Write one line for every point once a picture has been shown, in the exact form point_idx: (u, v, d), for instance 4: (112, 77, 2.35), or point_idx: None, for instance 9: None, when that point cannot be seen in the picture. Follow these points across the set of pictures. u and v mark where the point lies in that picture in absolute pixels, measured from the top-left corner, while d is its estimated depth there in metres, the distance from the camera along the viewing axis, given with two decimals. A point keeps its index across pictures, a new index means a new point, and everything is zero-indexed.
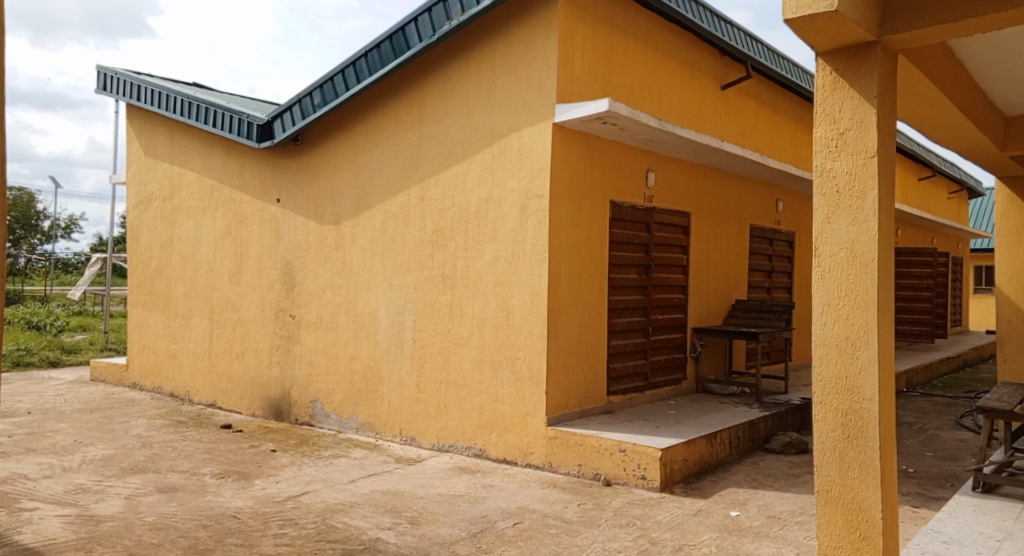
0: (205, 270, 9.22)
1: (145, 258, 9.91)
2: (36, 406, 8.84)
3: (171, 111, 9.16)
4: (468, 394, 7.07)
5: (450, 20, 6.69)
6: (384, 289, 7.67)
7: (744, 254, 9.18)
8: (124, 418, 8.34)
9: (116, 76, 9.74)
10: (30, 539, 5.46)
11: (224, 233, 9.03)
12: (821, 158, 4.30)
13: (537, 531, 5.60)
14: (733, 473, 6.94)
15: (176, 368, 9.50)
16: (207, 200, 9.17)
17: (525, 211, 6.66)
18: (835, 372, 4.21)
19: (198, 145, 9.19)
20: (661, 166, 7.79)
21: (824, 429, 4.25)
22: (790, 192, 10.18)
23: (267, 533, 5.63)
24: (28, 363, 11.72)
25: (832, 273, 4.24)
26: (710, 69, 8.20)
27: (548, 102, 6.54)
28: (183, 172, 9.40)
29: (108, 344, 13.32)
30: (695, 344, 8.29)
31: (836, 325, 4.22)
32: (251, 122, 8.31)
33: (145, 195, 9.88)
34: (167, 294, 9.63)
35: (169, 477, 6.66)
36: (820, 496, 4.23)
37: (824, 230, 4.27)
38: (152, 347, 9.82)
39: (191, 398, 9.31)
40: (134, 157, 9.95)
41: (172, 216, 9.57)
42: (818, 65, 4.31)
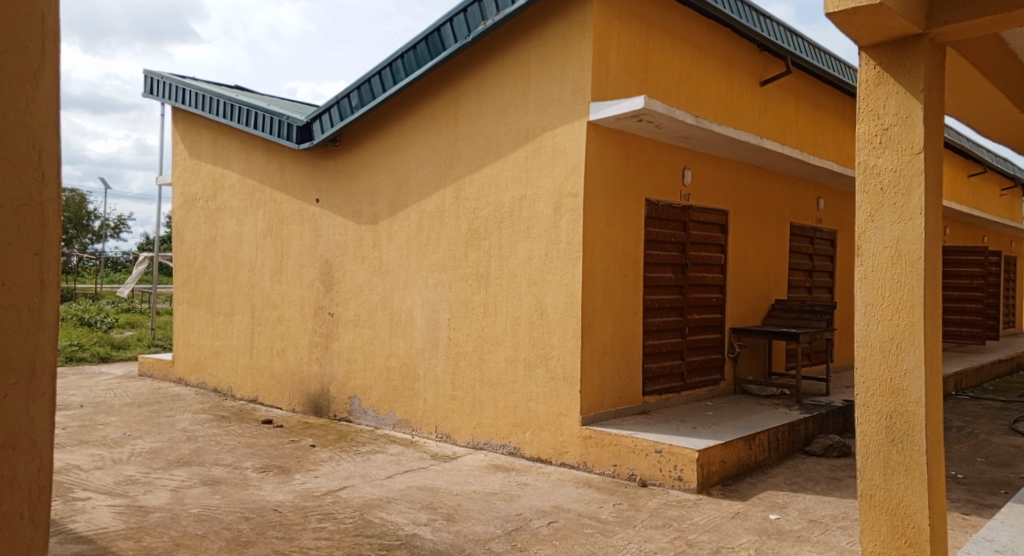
0: (248, 269, 9.44)
1: (190, 258, 10.18)
2: (88, 400, 9.16)
3: (214, 114, 9.40)
4: (502, 392, 7.12)
5: (485, 20, 6.75)
6: (420, 288, 7.77)
7: (783, 253, 9.06)
8: (170, 412, 8.59)
9: (162, 80, 10.05)
10: (83, 528, 5.67)
11: (266, 233, 9.23)
12: (863, 154, 4.19)
13: (572, 530, 5.61)
14: (772, 475, 6.85)
15: (220, 364, 9.74)
16: (249, 200, 9.38)
17: (560, 210, 6.68)
18: (879, 373, 4.07)
19: (240, 147, 9.41)
20: (698, 164, 7.72)
21: (868, 432, 4.12)
22: (831, 190, 10.00)
23: (307, 526, 5.76)
24: (80, 359, 12.14)
25: (876, 273, 4.11)
26: (749, 66, 8.11)
27: (582, 102, 6.55)
28: (226, 173, 9.64)
29: (155, 341, 13.72)
30: (733, 344, 8.20)
31: (880, 325, 4.09)
32: (291, 124, 8.51)
33: (190, 195, 10.16)
34: (212, 292, 9.88)
35: (213, 470, 6.85)
36: (864, 501, 4.10)
37: (867, 229, 4.15)
38: (197, 344, 10.08)
39: (234, 393, 9.55)
40: (179, 159, 10.23)
41: (215, 217, 9.82)
42: (860, 60, 4.21)
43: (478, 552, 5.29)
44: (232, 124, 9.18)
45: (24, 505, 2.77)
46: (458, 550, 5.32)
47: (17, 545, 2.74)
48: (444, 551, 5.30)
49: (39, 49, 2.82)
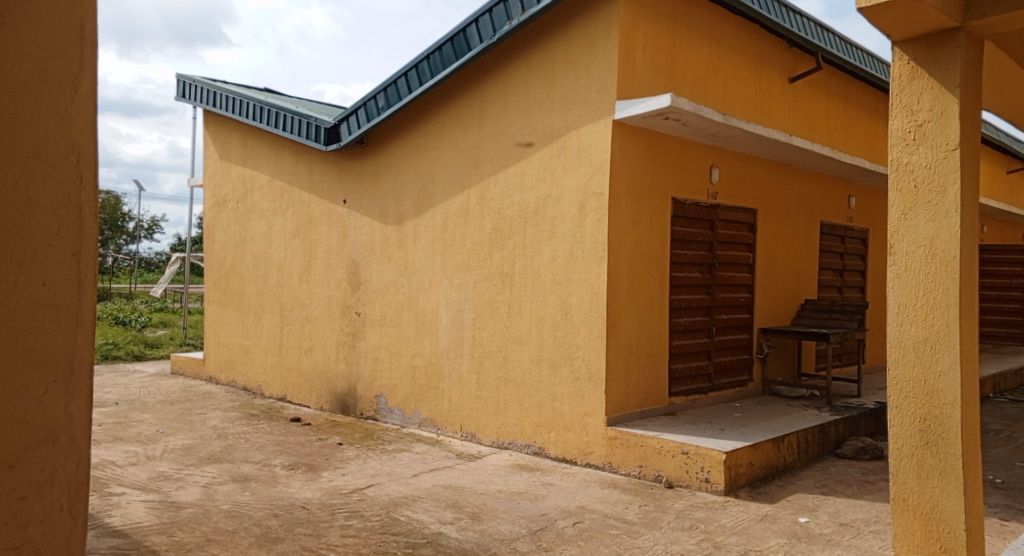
0: (277, 269, 9.57)
1: (221, 258, 10.34)
2: (123, 397, 9.37)
3: (244, 116, 9.55)
4: (527, 392, 7.14)
5: (510, 20, 6.77)
6: (445, 288, 7.82)
7: (813, 251, 8.94)
8: (202, 410, 8.75)
9: (193, 83, 10.24)
10: (118, 522, 5.80)
11: (294, 233, 9.36)
12: (897, 151, 4.15)
13: (597, 531, 5.60)
14: (801, 478, 6.77)
15: (250, 362, 9.90)
16: (278, 200, 9.51)
17: (585, 209, 6.68)
18: (913, 375, 4.04)
19: (270, 148, 9.56)
20: (726, 162, 7.66)
21: (901, 435, 4.09)
22: (863, 188, 9.84)
23: (334, 523, 5.83)
24: (115, 357, 12.43)
25: (910, 272, 4.08)
26: (778, 62, 8.01)
27: (608, 100, 6.54)
28: (256, 175, 9.79)
29: (187, 340, 13.98)
30: (762, 344, 8.11)
31: (913, 325, 4.06)
32: (319, 125, 8.61)
33: (220, 196, 10.32)
34: (242, 292, 10.03)
35: (243, 467, 6.97)
36: (897, 505, 4.08)
37: (900, 227, 4.12)
38: (227, 342, 10.25)
39: (263, 391, 9.70)
40: (210, 161, 10.41)
41: (245, 218, 9.98)
42: (895, 55, 4.18)
43: (502, 551, 5.31)
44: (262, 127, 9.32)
45: (65, 499, 2.97)
46: (482, 549, 5.35)
47: (56, 536, 2.93)
48: (469, 550, 5.34)
49: (76, 57, 3.02)
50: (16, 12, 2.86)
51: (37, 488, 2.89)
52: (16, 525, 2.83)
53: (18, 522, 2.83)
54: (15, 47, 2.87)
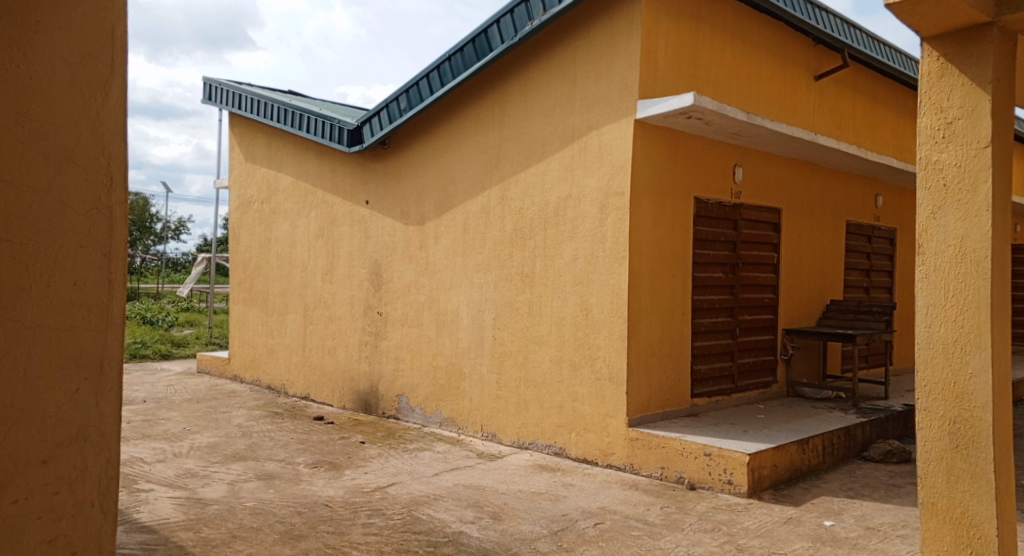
0: (301, 269, 9.68)
1: (246, 258, 10.47)
2: (151, 395, 9.53)
3: (269, 118, 9.66)
4: (547, 392, 7.14)
5: (532, 20, 6.78)
6: (465, 288, 7.85)
7: (839, 251, 8.83)
8: (227, 408, 8.88)
9: (219, 86, 10.38)
10: (147, 518, 5.91)
11: (318, 234, 9.45)
12: (926, 149, 4.09)
13: (618, 532, 5.59)
14: (826, 480, 6.68)
15: (274, 361, 10.02)
16: (302, 201, 9.61)
17: (606, 209, 6.66)
18: (942, 377, 3.97)
19: (294, 150, 9.66)
20: (750, 161, 7.60)
21: (929, 438, 4.02)
22: (890, 187, 9.69)
23: (356, 521, 5.89)
24: (143, 356, 12.64)
25: (938, 272, 4.01)
26: (803, 59, 7.91)
27: (629, 99, 6.52)
28: (280, 176, 9.90)
29: (212, 339, 14.20)
30: (787, 345, 8.03)
31: (942, 327, 3.99)
32: (342, 127, 8.70)
33: (245, 197, 10.45)
34: (267, 292, 10.15)
35: (268, 465, 7.06)
36: (925, 509, 4.01)
37: (929, 226, 4.05)
38: (252, 342, 10.38)
39: (287, 390, 9.81)
40: (235, 163, 10.54)
41: (270, 218, 10.10)
42: (924, 52, 4.11)
43: (523, 551, 5.32)
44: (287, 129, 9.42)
45: (96, 495, 3.25)
46: (503, 549, 5.36)
47: (88, 529, 3.22)
48: (490, 549, 5.35)
49: (107, 64, 3.32)
50: (51, 23, 3.16)
51: (70, 483, 3.16)
52: (51, 518, 3.11)
53: (52, 516, 3.12)
54: (51, 53, 3.17)
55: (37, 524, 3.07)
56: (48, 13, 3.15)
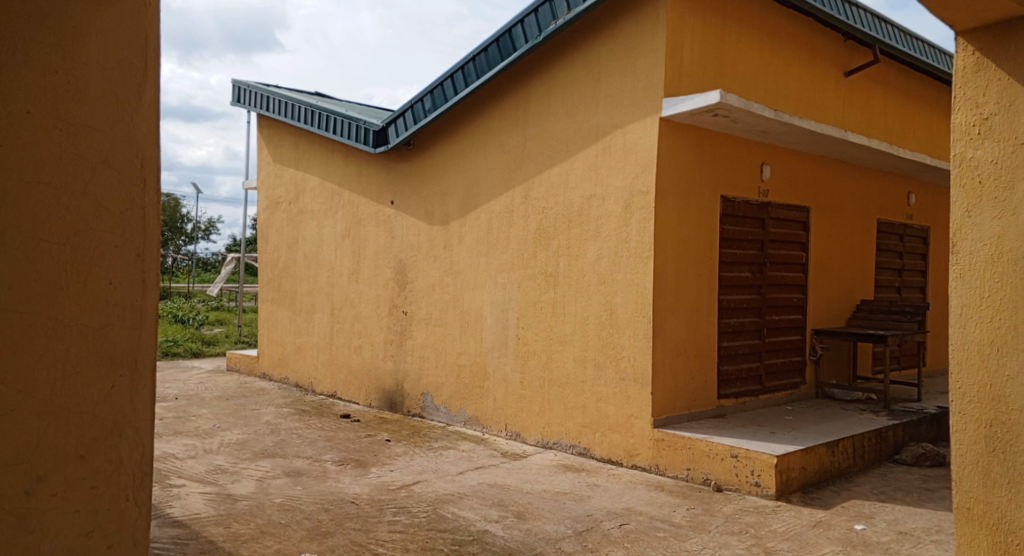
0: (328, 269, 9.78)
1: (275, 258, 10.61)
2: (182, 393, 9.72)
3: (296, 120, 9.79)
4: (571, 392, 7.13)
5: (556, 19, 6.77)
6: (489, 288, 7.87)
7: (869, 251, 8.69)
8: (255, 406, 9.02)
9: (248, 88, 10.55)
10: (178, 513, 6.03)
11: (345, 234, 9.54)
12: (960, 146, 3.97)
13: (644, 533, 5.56)
14: (857, 484, 6.57)
15: (302, 360, 10.15)
16: (329, 202, 9.72)
17: (631, 208, 6.63)
18: (977, 379, 3.83)
19: (320, 151, 9.78)
20: (778, 159, 7.51)
21: (964, 441, 3.88)
22: (923, 184, 9.50)
23: (382, 519, 5.94)
24: (175, 354, 12.88)
25: (973, 271, 3.88)
26: (832, 55, 7.79)
27: (655, 97, 6.47)
28: (307, 177, 10.02)
29: (242, 338, 14.42)
30: (816, 346, 7.91)
31: (978, 328, 3.85)
32: (368, 128, 8.77)
33: (274, 198, 10.60)
34: (295, 291, 10.28)
35: (295, 462, 7.15)
36: (960, 513, 3.88)
37: (964, 225, 3.93)
38: (280, 340, 10.51)
39: (315, 389, 9.93)
40: (264, 164, 10.69)
41: (298, 219, 10.22)
42: (959, 48, 4.01)
43: (548, 551, 5.32)
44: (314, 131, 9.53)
45: (131, 489, 3.34)
46: (528, 549, 5.37)
47: (123, 522, 3.30)
48: (514, 549, 5.36)
49: (140, 66, 3.39)
50: (89, 28, 3.23)
51: (106, 477, 3.25)
52: (89, 512, 3.19)
53: (89, 509, 3.19)
54: (88, 57, 3.24)
55: (75, 517, 3.15)
56: (86, 18, 3.22)
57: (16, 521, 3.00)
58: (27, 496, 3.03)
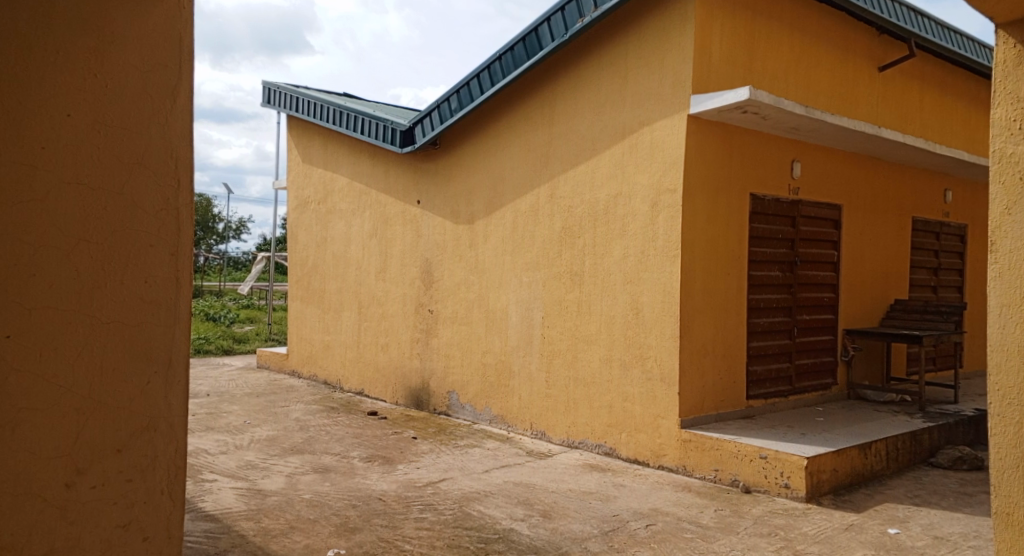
0: (355, 268, 9.88)
1: (304, 257, 10.74)
2: (214, 389, 9.91)
3: (326, 121, 9.89)
4: (597, 391, 7.11)
5: (582, 17, 6.75)
6: (514, 286, 7.88)
7: (904, 250, 8.53)
8: (285, 403, 9.15)
9: (278, 90, 10.69)
10: (211, 507, 6.15)
11: (371, 233, 9.62)
12: (999, 142, 3.66)
13: (671, 534, 5.52)
14: (891, 487, 6.44)
15: (330, 357, 10.27)
16: (358, 202, 9.80)
17: (657, 206, 6.59)
18: (1019, 381, 3.50)
19: (348, 152, 9.87)
20: (809, 156, 7.39)
21: (1004, 445, 3.55)
22: (959, 181, 9.29)
23: (409, 516, 5.98)
24: (207, 351, 13.11)
25: (1015, 270, 3.55)
26: (865, 50, 7.64)
27: (682, 94, 6.41)
28: (336, 177, 10.12)
29: (271, 335, 14.62)
30: (848, 347, 7.77)
31: (1019, 328, 3.52)
32: (395, 128, 8.84)
33: (303, 198, 10.72)
34: (323, 290, 10.40)
35: (324, 458, 7.24)
36: (999, 519, 3.54)
37: (1003, 223, 3.61)
38: (309, 338, 10.65)
39: (343, 386, 10.04)
40: (294, 164, 10.82)
41: (326, 219, 10.33)
42: (999, 40, 3.71)
43: (574, 551, 5.30)
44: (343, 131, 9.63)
45: (165, 484, 3.75)
46: (553, 548, 5.35)
47: (159, 515, 3.72)
48: (539, 548, 5.36)
49: (175, 69, 3.82)
50: (123, 32, 3.67)
51: (143, 470, 3.67)
52: (126, 504, 3.62)
53: (127, 502, 3.62)
54: (125, 62, 3.68)
55: (113, 509, 3.58)
56: (120, 24, 3.66)
57: (58, 511, 3.44)
58: (67, 488, 3.47)
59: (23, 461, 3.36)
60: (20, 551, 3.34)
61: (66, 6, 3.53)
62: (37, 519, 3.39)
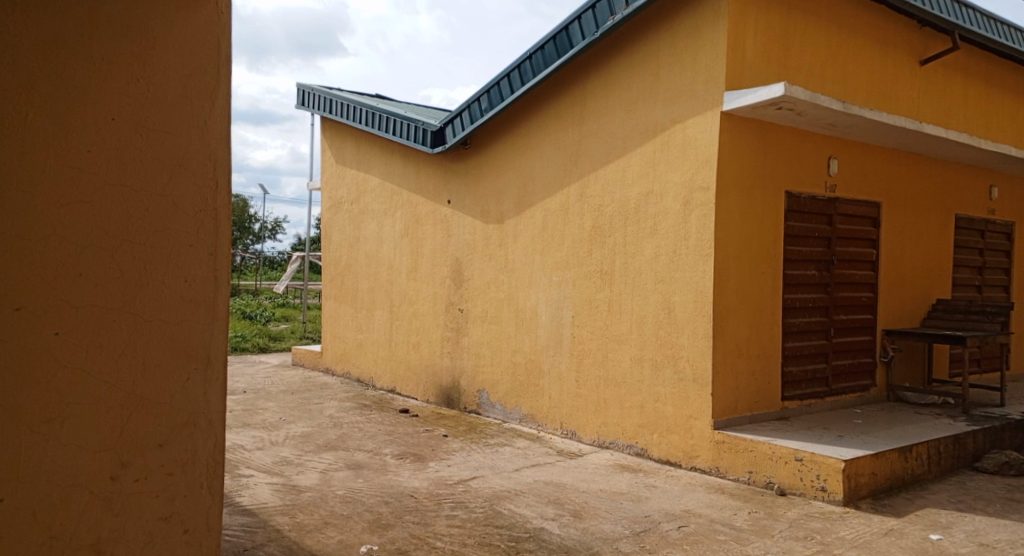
0: (387, 267, 9.97)
1: (337, 256, 10.89)
2: (250, 386, 10.10)
3: (360, 122, 10.01)
4: (627, 391, 7.06)
5: (614, 14, 6.70)
6: (544, 285, 7.87)
7: (947, 248, 8.31)
8: (319, 400, 9.28)
9: (312, 92, 10.85)
10: (247, 501, 6.26)
11: (403, 233, 9.70)
12: None
13: (704, 536, 5.45)
14: (933, 492, 6.26)
15: (363, 355, 10.39)
16: (390, 202, 9.88)
17: (690, 204, 6.50)
18: None
19: (380, 152, 9.96)
20: (847, 152, 7.24)
21: None
22: (1005, 176, 9.03)
23: (440, 513, 6.02)
24: (243, 348, 13.35)
25: None
26: (907, 43, 7.44)
27: (716, 90, 6.31)
28: (369, 178, 10.21)
29: (306, 334, 14.83)
30: (887, 347, 7.60)
31: None
32: (426, 129, 8.91)
33: (337, 198, 10.86)
34: (356, 289, 10.52)
35: (356, 455, 7.34)
36: None
37: None
38: (343, 336, 10.78)
39: (375, 384, 10.15)
40: (327, 165, 10.96)
41: (359, 218, 10.45)
42: None
43: (604, 551, 5.27)
44: (377, 132, 9.73)
45: (204, 479, 4.10)
46: (584, 548, 5.33)
47: (198, 508, 4.06)
48: (570, 548, 5.33)
49: (214, 74, 4.16)
50: (165, 39, 4.02)
51: (183, 465, 4.02)
52: (168, 498, 3.97)
53: (168, 496, 3.97)
54: (167, 68, 4.03)
55: (156, 502, 3.93)
56: (161, 31, 4.01)
57: (105, 503, 3.79)
58: (113, 480, 3.82)
59: (72, 453, 3.71)
60: (69, 540, 3.68)
61: (111, 18, 3.87)
62: (85, 510, 3.74)
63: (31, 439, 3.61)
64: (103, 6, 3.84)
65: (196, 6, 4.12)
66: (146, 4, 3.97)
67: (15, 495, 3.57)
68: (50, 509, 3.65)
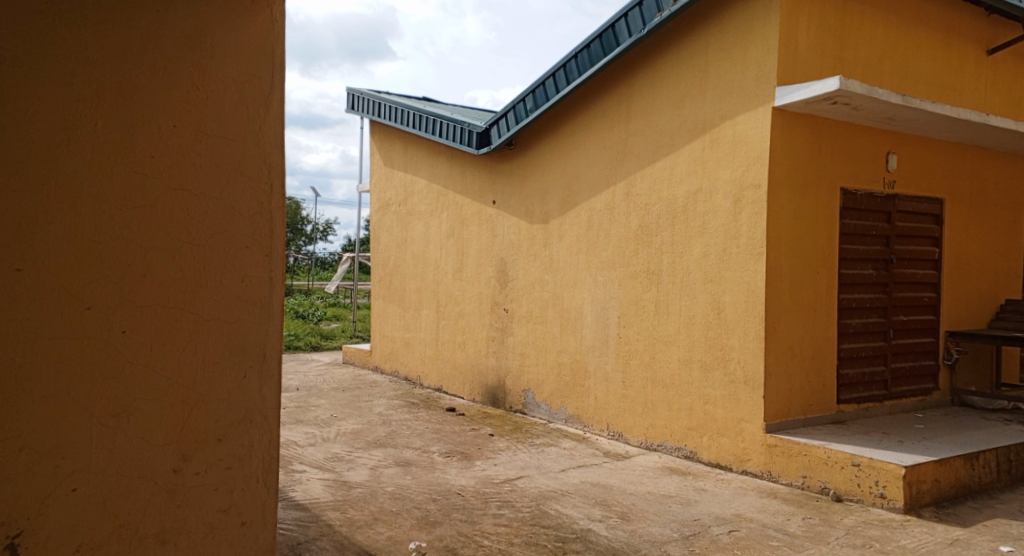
0: (434, 267, 10.04)
1: (386, 257, 11.02)
2: (305, 383, 10.29)
3: (408, 125, 10.12)
4: (675, 393, 6.93)
5: (661, 11, 6.59)
6: (590, 285, 7.81)
7: (1016, 244, 7.91)
8: (369, 398, 9.43)
9: (361, 95, 11.04)
10: (301, 496, 6.38)
11: (449, 234, 9.76)
12: None
13: (755, 541, 5.30)
14: (1001, 501, 5.93)
15: (411, 354, 10.49)
16: (436, 203, 9.96)
17: (741, 202, 6.33)
18: None
19: (427, 154, 10.04)
20: (909, 146, 6.96)
21: None
22: None
23: (487, 512, 6.02)
24: (296, 347, 13.68)
25: None
26: (972, 32, 7.11)
27: (767, 86, 6.14)
28: (416, 179, 10.31)
29: (356, 333, 15.11)
30: (951, 349, 7.28)
31: None
32: (471, 130, 8.95)
33: (385, 200, 11.00)
34: (404, 288, 10.64)
35: (405, 452, 7.42)
36: None
37: None
38: (391, 335, 10.91)
39: (423, 382, 10.24)
40: (376, 167, 11.12)
41: (406, 219, 10.56)
42: None
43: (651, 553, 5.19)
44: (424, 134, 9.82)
45: (260, 473, 4.30)
46: (631, 550, 5.25)
47: (255, 501, 4.28)
48: (616, 550, 5.27)
49: (268, 81, 4.37)
50: (222, 49, 4.24)
51: (241, 459, 4.24)
52: (226, 490, 4.18)
53: (227, 488, 4.19)
54: (225, 77, 4.24)
55: (215, 494, 4.15)
56: (219, 41, 4.23)
57: (169, 494, 4.02)
58: (175, 473, 4.04)
59: (138, 446, 3.94)
60: (137, 528, 3.92)
61: (172, 31, 4.09)
62: (150, 500, 3.96)
63: (101, 433, 3.85)
64: (162, 20, 4.06)
65: (251, 16, 4.32)
66: (204, 17, 4.18)
67: (87, 484, 3.80)
68: (118, 499, 3.88)
